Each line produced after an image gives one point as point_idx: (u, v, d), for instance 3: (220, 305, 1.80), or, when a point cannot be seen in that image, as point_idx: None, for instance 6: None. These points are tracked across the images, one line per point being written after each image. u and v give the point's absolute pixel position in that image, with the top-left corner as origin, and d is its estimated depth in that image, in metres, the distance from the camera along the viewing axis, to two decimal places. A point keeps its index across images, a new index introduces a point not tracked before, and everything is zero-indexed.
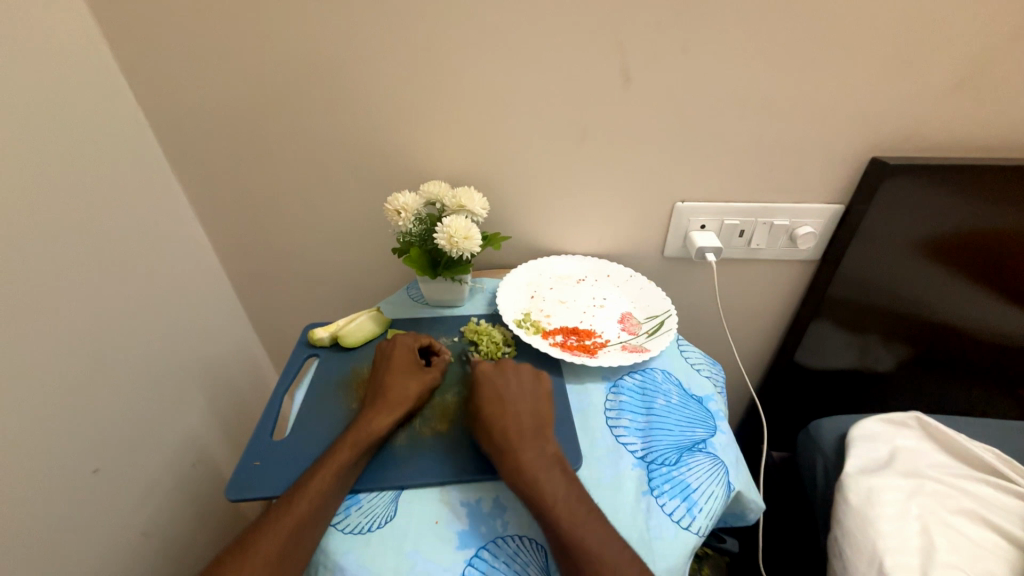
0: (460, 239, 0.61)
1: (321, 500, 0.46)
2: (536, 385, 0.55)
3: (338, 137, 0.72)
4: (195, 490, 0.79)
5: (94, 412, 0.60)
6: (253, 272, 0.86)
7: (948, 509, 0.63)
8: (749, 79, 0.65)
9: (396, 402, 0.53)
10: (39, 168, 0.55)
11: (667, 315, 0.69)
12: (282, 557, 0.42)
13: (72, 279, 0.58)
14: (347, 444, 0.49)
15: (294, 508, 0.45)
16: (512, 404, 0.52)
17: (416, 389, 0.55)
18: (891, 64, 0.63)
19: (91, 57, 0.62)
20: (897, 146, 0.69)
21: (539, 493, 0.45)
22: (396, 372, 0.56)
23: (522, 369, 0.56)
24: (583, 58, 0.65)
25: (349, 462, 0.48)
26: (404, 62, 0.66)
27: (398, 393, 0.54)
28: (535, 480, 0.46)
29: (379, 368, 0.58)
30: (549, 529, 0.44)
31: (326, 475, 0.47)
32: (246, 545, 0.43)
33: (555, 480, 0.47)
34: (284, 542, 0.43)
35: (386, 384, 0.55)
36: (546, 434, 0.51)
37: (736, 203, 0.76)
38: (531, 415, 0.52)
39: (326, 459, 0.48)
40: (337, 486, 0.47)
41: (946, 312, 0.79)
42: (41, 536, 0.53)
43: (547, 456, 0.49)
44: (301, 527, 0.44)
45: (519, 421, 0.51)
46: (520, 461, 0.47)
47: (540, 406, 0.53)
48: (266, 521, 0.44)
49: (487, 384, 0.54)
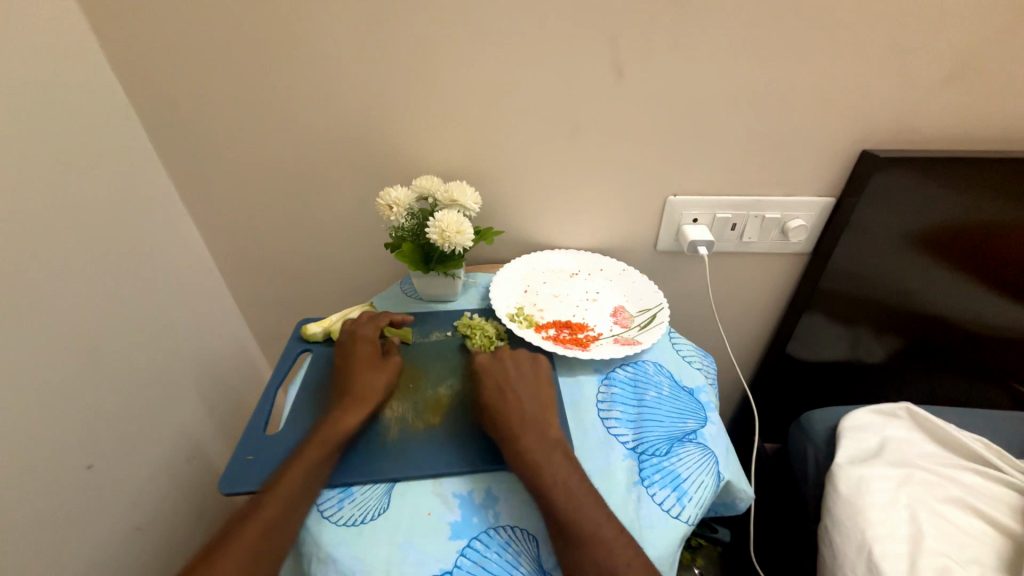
0: (452, 234, 0.61)
1: (291, 500, 0.46)
2: (535, 370, 0.57)
3: (330, 131, 0.72)
4: (190, 486, 0.79)
5: (88, 408, 0.60)
6: (246, 268, 0.86)
7: (936, 498, 0.64)
8: (741, 72, 0.65)
9: (363, 399, 0.54)
10: (25, 161, 0.54)
11: (660, 308, 0.69)
12: (254, 559, 0.42)
13: (63, 275, 0.58)
14: (315, 444, 0.50)
15: (264, 511, 0.45)
16: (512, 395, 0.54)
17: (383, 386, 0.56)
18: (883, 57, 0.63)
19: (79, 50, 0.61)
20: (888, 139, 0.70)
21: (541, 476, 0.46)
22: (360, 370, 0.57)
23: (522, 368, 0.57)
24: (576, 52, 0.65)
25: (317, 460, 0.49)
26: (395, 55, 0.66)
27: (364, 390, 0.55)
28: (536, 462, 0.47)
29: (344, 368, 0.58)
30: (550, 511, 0.45)
31: (295, 476, 0.47)
32: (217, 549, 0.43)
33: (555, 463, 0.48)
34: (255, 544, 0.43)
35: (352, 382, 0.56)
36: (546, 420, 0.52)
37: (729, 196, 0.76)
38: (531, 403, 0.53)
39: (294, 460, 0.49)
40: (307, 485, 0.47)
41: (936, 304, 0.80)
42: (36, 531, 0.53)
43: (549, 440, 0.50)
44: (271, 527, 0.44)
45: (520, 409, 0.52)
46: (521, 445, 0.49)
47: (544, 405, 0.54)
48: (237, 525, 0.44)
49: (489, 376, 0.56)
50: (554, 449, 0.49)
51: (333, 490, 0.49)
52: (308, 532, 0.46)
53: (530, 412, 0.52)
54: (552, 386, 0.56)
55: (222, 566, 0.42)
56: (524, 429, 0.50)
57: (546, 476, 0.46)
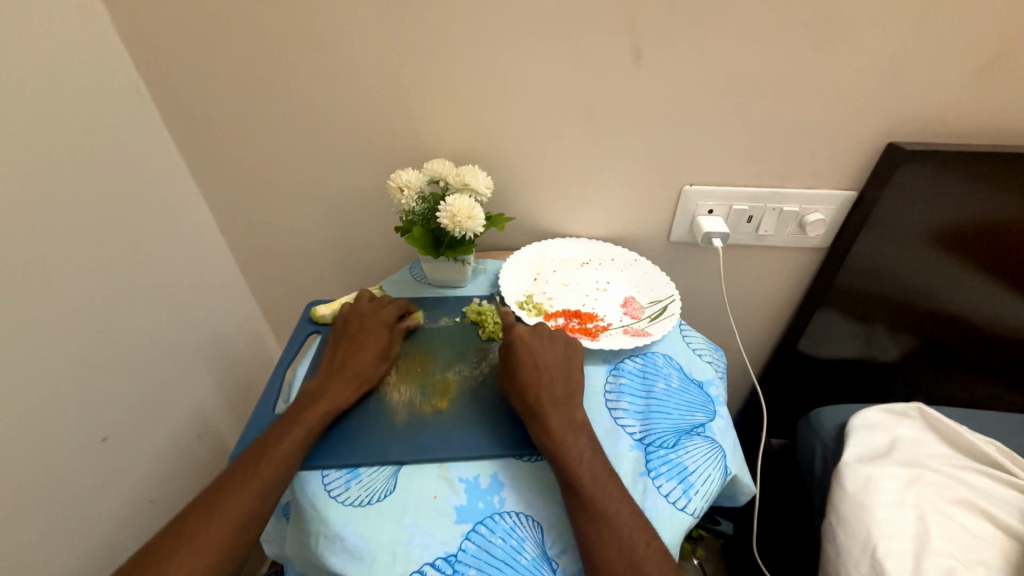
0: (463, 219, 0.61)
1: (285, 466, 0.47)
2: (568, 353, 0.56)
3: (341, 111, 0.71)
4: (200, 461, 0.80)
5: (101, 382, 0.61)
6: (257, 248, 0.87)
7: (944, 499, 0.63)
8: (763, 59, 0.63)
9: (359, 377, 0.55)
10: (37, 134, 0.54)
11: (671, 300, 0.68)
12: (247, 521, 0.43)
13: (76, 250, 0.58)
14: (312, 413, 0.51)
15: (260, 473, 0.46)
16: (545, 371, 0.53)
17: (382, 366, 0.57)
18: (912, 45, 0.61)
19: (92, 24, 0.61)
20: (914, 131, 0.67)
21: (567, 455, 0.47)
22: (363, 347, 0.57)
23: (557, 345, 0.56)
24: (593, 35, 0.63)
25: (313, 430, 0.50)
26: (409, 35, 0.64)
27: (364, 367, 0.56)
28: (563, 442, 0.47)
29: (347, 340, 0.59)
30: (572, 491, 0.45)
31: (292, 443, 0.48)
32: (212, 506, 0.44)
33: (581, 444, 0.48)
34: (250, 506, 0.44)
35: (353, 357, 0.56)
36: (575, 402, 0.52)
37: (745, 187, 0.75)
38: (562, 385, 0.53)
39: (292, 427, 0.49)
40: (300, 453, 0.48)
41: (955, 304, 0.78)
42: (53, 499, 0.55)
43: (574, 422, 0.50)
44: (266, 491, 0.45)
45: (552, 388, 0.52)
46: (549, 424, 0.49)
47: (570, 389, 0.53)
48: (231, 484, 0.45)
49: (526, 346, 0.55)
50: (574, 431, 0.49)
51: (340, 471, 0.49)
52: (315, 510, 0.47)
53: (555, 395, 0.52)
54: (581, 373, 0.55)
55: (208, 525, 0.42)
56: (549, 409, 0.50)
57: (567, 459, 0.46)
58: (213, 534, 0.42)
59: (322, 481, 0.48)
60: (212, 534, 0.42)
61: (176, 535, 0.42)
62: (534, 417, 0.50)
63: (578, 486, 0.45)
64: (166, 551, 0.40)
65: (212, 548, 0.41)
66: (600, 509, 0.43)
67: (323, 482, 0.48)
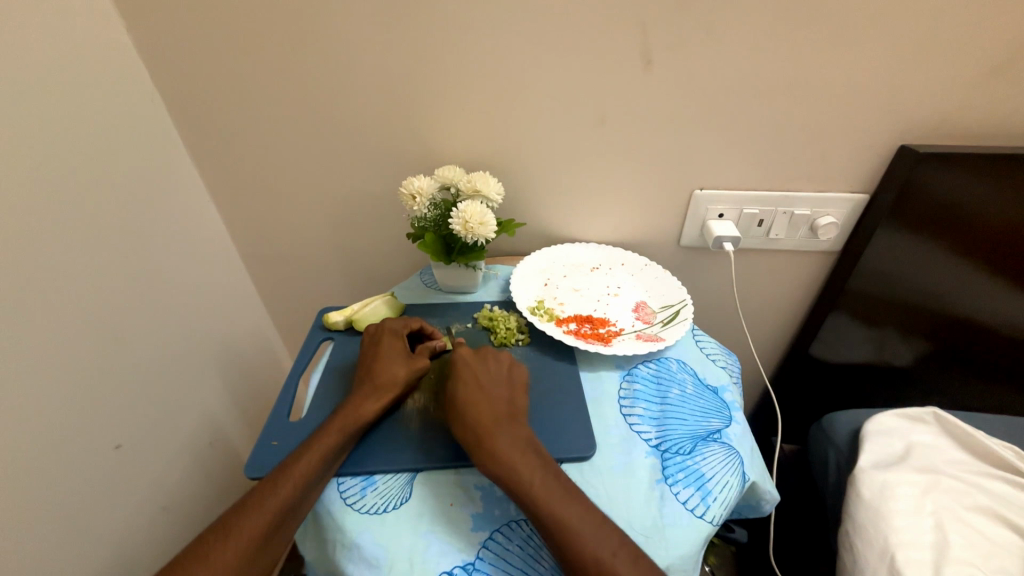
0: (475, 225, 0.61)
1: (305, 482, 0.46)
2: (511, 371, 0.55)
3: (353, 119, 0.71)
4: (211, 468, 0.80)
5: (114, 390, 0.61)
6: (268, 255, 0.87)
7: (963, 506, 0.63)
8: (773, 64, 0.63)
9: (383, 387, 0.54)
10: (52, 145, 0.54)
11: (683, 305, 0.68)
12: (264, 541, 0.43)
13: (91, 259, 0.59)
14: (333, 428, 0.50)
15: (278, 490, 0.45)
16: (486, 392, 0.52)
17: (403, 375, 0.55)
18: (924, 49, 0.61)
19: (108, 36, 0.62)
20: (926, 133, 0.67)
21: (514, 477, 0.45)
22: (385, 358, 0.56)
23: (501, 368, 0.55)
24: (603, 41, 0.63)
25: (334, 445, 0.48)
26: (420, 42, 0.65)
27: (385, 378, 0.54)
28: (509, 463, 0.46)
29: (366, 356, 0.58)
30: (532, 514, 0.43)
31: (312, 458, 0.47)
32: (230, 526, 0.43)
33: (528, 462, 0.46)
34: (266, 526, 0.43)
35: (374, 369, 0.55)
36: (518, 421, 0.50)
37: (756, 191, 0.75)
38: (505, 403, 0.51)
39: (311, 443, 0.48)
40: (321, 468, 0.47)
41: (970, 307, 0.77)
42: (68, 507, 0.55)
43: (521, 440, 0.48)
44: (286, 508, 0.44)
45: (493, 408, 0.50)
46: (495, 447, 0.47)
47: (514, 409, 0.51)
48: (250, 502, 0.44)
49: (467, 368, 0.54)
50: (520, 452, 0.47)
51: (355, 478, 0.49)
52: (332, 518, 0.47)
53: (496, 414, 0.50)
54: (525, 395, 0.54)
55: (227, 548, 0.42)
56: (490, 431, 0.48)
57: (516, 479, 0.45)
58: (229, 555, 0.42)
59: (338, 488, 0.48)
60: (228, 555, 0.41)
61: (198, 555, 0.41)
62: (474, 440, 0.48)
63: (539, 505, 0.43)
64: (188, 569, 0.40)
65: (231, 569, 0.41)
66: (560, 526, 0.42)
67: (339, 489, 0.48)
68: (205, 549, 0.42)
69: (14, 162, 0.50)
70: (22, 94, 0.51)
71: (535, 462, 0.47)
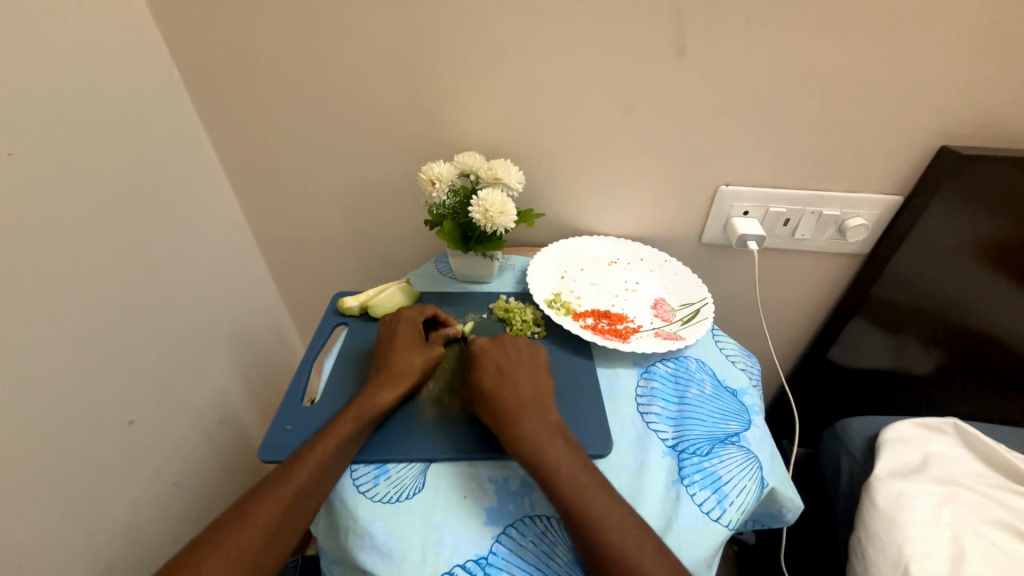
0: (495, 214, 0.60)
1: (320, 471, 0.45)
2: (534, 355, 0.55)
3: (373, 101, 0.70)
4: (221, 446, 0.81)
5: (128, 366, 0.61)
6: (283, 236, 0.86)
7: (982, 520, 0.61)
8: (811, 56, 0.61)
9: (399, 377, 0.53)
10: (69, 115, 0.53)
11: (703, 304, 0.66)
12: (279, 527, 0.43)
13: (106, 234, 0.58)
14: (349, 418, 0.49)
15: (293, 476, 0.45)
16: (510, 377, 0.51)
17: (420, 364, 0.54)
18: (974, 45, 0.58)
19: (127, 7, 0.60)
20: (968, 134, 0.64)
21: (545, 465, 0.44)
22: (401, 348, 0.56)
23: (523, 352, 0.55)
24: (634, 27, 0.61)
25: (350, 434, 0.48)
26: (444, 22, 0.63)
27: (402, 368, 0.54)
28: (539, 450, 0.45)
29: (383, 345, 0.57)
30: (559, 503, 0.43)
31: (328, 446, 0.47)
32: (246, 510, 0.43)
33: (557, 449, 0.46)
34: (283, 510, 0.43)
35: (391, 359, 0.55)
36: (546, 404, 0.50)
37: (784, 189, 0.72)
38: (531, 387, 0.51)
39: (327, 431, 0.48)
40: (337, 458, 0.47)
41: (1003, 319, 0.74)
42: (81, 481, 0.55)
43: (549, 425, 0.48)
44: (301, 495, 0.44)
45: (518, 390, 0.50)
46: (522, 430, 0.47)
47: (539, 392, 0.51)
48: (266, 487, 0.44)
49: (489, 356, 0.54)
50: (550, 438, 0.47)
51: (368, 466, 0.49)
52: (344, 504, 0.46)
53: (523, 399, 0.50)
54: (548, 376, 0.54)
55: (242, 531, 0.42)
56: (518, 415, 0.48)
57: (547, 466, 0.44)
58: (245, 539, 0.41)
59: (352, 476, 0.48)
60: (244, 539, 0.41)
61: (214, 538, 0.41)
62: (504, 426, 0.48)
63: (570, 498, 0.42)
64: (206, 552, 0.40)
65: (249, 554, 0.41)
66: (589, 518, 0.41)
67: (352, 477, 0.48)
68: (221, 533, 0.42)
69: (31, 131, 0.49)
70: (39, 58, 0.50)
71: (568, 450, 0.46)
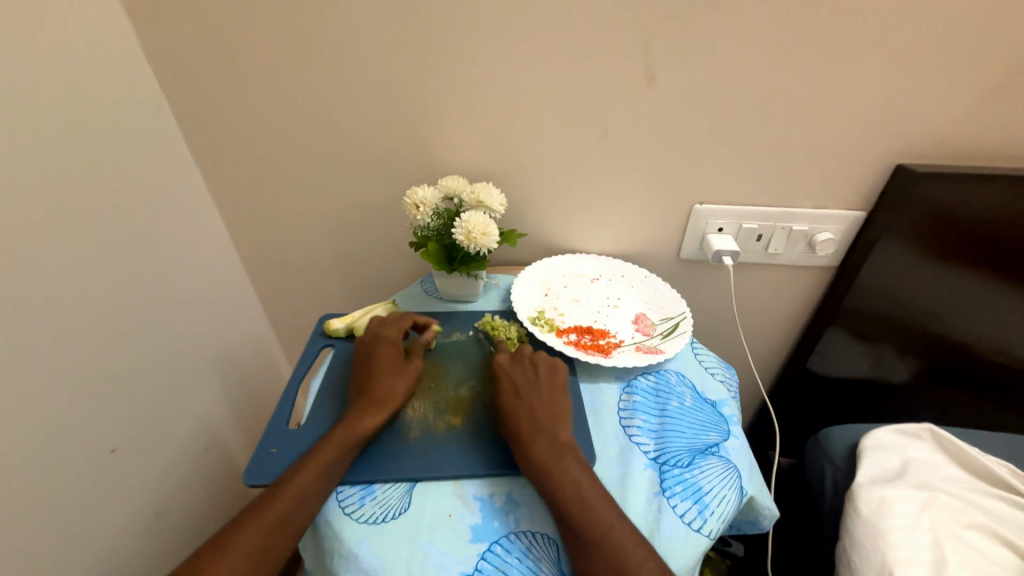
0: (478, 235, 0.62)
1: (299, 498, 0.46)
2: (552, 373, 0.56)
3: (358, 129, 0.72)
4: (205, 473, 0.80)
5: (111, 393, 0.61)
6: (269, 261, 0.87)
7: (960, 524, 0.63)
8: (772, 83, 0.65)
9: (383, 402, 0.53)
10: (56, 146, 0.55)
11: (682, 317, 0.68)
12: (262, 554, 0.43)
13: (91, 260, 0.59)
14: (331, 445, 0.49)
15: (273, 505, 0.45)
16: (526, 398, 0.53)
17: (403, 389, 0.55)
18: (918, 72, 0.62)
19: (117, 43, 0.63)
20: (923, 153, 0.68)
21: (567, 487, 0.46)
22: (382, 372, 0.56)
23: (542, 364, 0.57)
24: (605, 58, 0.65)
25: (332, 461, 0.48)
26: (425, 54, 0.66)
27: (384, 393, 0.54)
28: (555, 473, 0.47)
29: (363, 369, 0.58)
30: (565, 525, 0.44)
31: (310, 474, 0.47)
32: (226, 540, 0.43)
33: (568, 467, 0.47)
34: (265, 537, 0.43)
35: (373, 385, 0.55)
36: (558, 423, 0.51)
37: (756, 206, 0.76)
38: (545, 407, 0.53)
39: (309, 457, 0.48)
40: (319, 484, 0.47)
41: (968, 326, 0.78)
42: (62, 511, 0.54)
43: (561, 444, 0.49)
44: (281, 521, 0.44)
45: (532, 413, 0.52)
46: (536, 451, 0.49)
47: (556, 411, 0.53)
48: (248, 516, 0.45)
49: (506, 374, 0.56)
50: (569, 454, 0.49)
51: (355, 487, 0.49)
52: (329, 527, 0.46)
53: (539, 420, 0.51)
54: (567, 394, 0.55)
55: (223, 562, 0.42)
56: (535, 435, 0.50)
57: (567, 488, 0.46)
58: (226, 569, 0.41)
59: (337, 497, 0.48)
60: (224, 568, 0.41)
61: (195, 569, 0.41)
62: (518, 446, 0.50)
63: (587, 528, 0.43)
64: None
65: None
66: (609, 544, 0.42)
67: (338, 499, 0.48)
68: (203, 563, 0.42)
69: (19, 163, 0.51)
70: (28, 92, 0.52)
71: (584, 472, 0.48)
